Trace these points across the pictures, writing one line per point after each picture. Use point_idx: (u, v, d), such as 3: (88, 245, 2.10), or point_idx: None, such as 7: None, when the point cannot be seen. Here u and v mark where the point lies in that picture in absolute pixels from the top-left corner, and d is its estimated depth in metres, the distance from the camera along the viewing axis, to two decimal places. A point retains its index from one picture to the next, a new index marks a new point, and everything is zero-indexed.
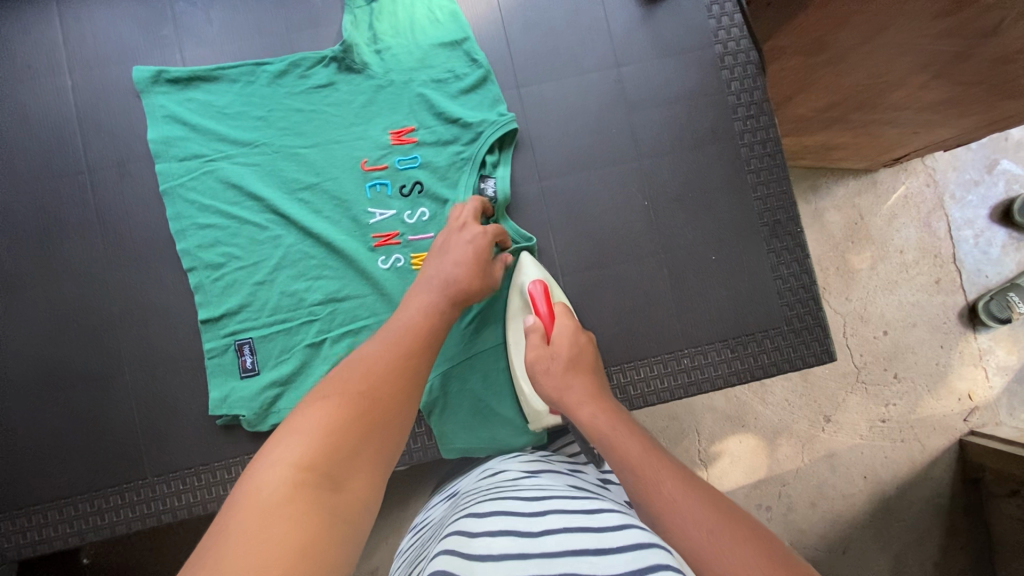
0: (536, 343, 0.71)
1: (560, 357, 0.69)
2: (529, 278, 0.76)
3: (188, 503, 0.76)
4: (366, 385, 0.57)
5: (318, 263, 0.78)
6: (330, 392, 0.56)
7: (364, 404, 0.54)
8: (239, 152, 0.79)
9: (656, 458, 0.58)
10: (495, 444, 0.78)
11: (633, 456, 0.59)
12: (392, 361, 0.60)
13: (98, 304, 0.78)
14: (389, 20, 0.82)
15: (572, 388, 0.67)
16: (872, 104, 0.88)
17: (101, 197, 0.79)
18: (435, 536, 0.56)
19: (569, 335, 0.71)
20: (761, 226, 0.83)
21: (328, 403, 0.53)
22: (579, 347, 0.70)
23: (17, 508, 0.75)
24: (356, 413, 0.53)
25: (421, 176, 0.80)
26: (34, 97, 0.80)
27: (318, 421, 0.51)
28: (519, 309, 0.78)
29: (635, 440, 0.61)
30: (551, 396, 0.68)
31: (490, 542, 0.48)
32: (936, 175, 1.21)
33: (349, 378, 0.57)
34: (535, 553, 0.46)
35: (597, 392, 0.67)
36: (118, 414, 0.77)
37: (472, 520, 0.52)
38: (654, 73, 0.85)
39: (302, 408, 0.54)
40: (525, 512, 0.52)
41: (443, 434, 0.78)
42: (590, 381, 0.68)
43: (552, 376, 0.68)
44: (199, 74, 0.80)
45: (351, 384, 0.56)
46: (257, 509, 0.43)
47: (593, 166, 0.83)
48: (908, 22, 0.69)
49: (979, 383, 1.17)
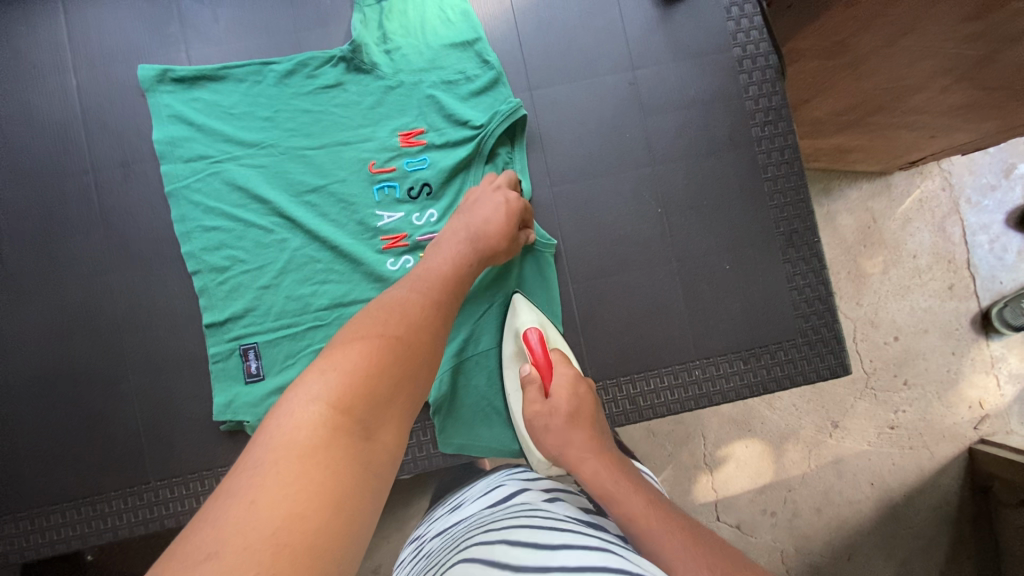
0: (535, 398, 0.69)
1: (560, 411, 0.67)
2: (526, 325, 0.75)
3: (192, 508, 0.75)
4: (399, 331, 0.55)
5: (325, 267, 0.77)
6: (365, 332, 0.54)
7: (399, 350, 0.53)
8: (245, 152, 0.78)
9: (659, 510, 0.57)
10: (496, 447, 0.77)
11: (637, 509, 0.57)
12: (427, 312, 0.59)
13: (102, 305, 0.77)
14: (400, 19, 0.80)
15: (573, 441, 0.65)
16: (892, 108, 0.86)
17: (105, 196, 0.78)
18: (446, 549, 0.55)
19: (568, 385, 0.69)
20: (776, 233, 0.81)
21: (363, 346, 0.52)
22: (578, 398, 0.68)
23: (20, 510, 0.75)
24: (391, 361, 0.52)
25: (430, 178, 0.79)
26: (39, 94, 0.78)
27: (352, 365, 0.50)
28: (514, 356, 0.76)
29: (639, 494, 0.59)
30: (554, 455, 0.67)
31: (506, 553, 0.47)
32: (952, 178, 1.18)
33: (384, 320, 0.56)
34: (553, 565, 0.45)
35: (597, 442, 0.65)
36: (121, 417, 0.76)
37: (488, 535, 0.51)
38: (670, 76, 0.82)
39: (337, 347, 0.52)
40: (543, 528, 0.51)
41: (444, 428, 0.77)
42: (591, 431, 0.66)
43: (552, 432, 0.66)
44: (204, 73, 0.78)
45: (389, 328, 0.55)
46: (291, 452, 0.42)
47: (605, 170, 0.81)
48: (934, 25, 0.66)
49: (991, 392, 1.15)
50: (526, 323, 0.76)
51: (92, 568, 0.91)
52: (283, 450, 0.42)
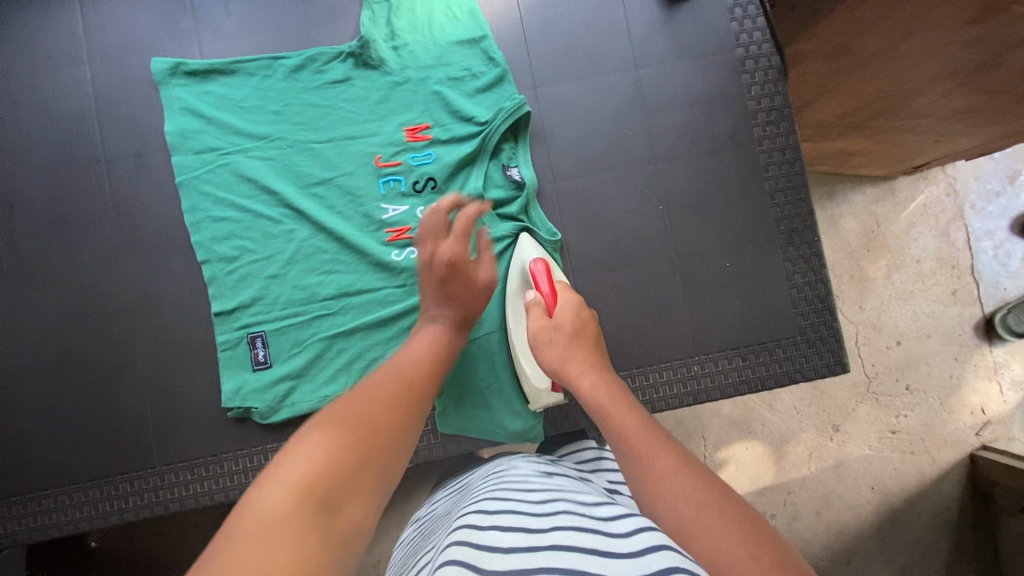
0: (539, 317, 0.72)
1: (562, 330, 0.70)
2: (531, 257, 0.77)
3: (196, 493, 0.77)
4: (368, 407, 0.52)
5: (331, 257, 0.79)
6: (329, 418, 0.50)
7: (364, 427, 0.49)
8: (255, 145, 0.79)
9: (656, 435, 0.57)
10: (496, 435, 0.78)
11: (628, 426, 0.59)
12: (393, 391, 0.55)
13: (113, 292, 0.79)
14: (407, 16, 0.81)
15: (574, 358, 0.68)
16: (895, 111, 0.86)
17: (118, 186, 0.80)
18: (442, 529, 0.56)
19: (572, 310, 0.72)
20: (777, 233, 0.82)
21: (327, 427, 0.47)
22: (581, 321, 0.71)
23: (29, 492, 0.77)
24: (359, 436, 0.48)
25: (435, 172, 0.80)
26: (54, 86, 0.80)
27: (323, 440, 0.45)
28: (518, 291, 0.78)
29: (635, 416, 0.60)
30: (553, 367, 0.69)
31: (500, 536, 0.47)
32: (956, 184, 1.18)
33: (346, 404, 0.52)
34: (546, 546, 0.46)
35: (597, 363, 0.68)
36: (130, 403, 0.78)
37: (481, 515, 0.52)
38: (674, 75, 0.83)
39: (300, 433, 0.48)
40: (536, 511, 0.52)
41: (445, 414, 0.79)
42: (591, 351, 0.69)
43: (554, 347, 0.69)
44: (216, 67, 0.80)
45: (353, 407, 0.51)
46: (251, 541, 0.36)
47: (609, 168, 0.82)
48: (936, 28, 0.67)
49: (993, 398, 1.15)
50: (529, 257, 0.77)
51: (98, 555, 0.92)
52: (246, 528, 0.36)
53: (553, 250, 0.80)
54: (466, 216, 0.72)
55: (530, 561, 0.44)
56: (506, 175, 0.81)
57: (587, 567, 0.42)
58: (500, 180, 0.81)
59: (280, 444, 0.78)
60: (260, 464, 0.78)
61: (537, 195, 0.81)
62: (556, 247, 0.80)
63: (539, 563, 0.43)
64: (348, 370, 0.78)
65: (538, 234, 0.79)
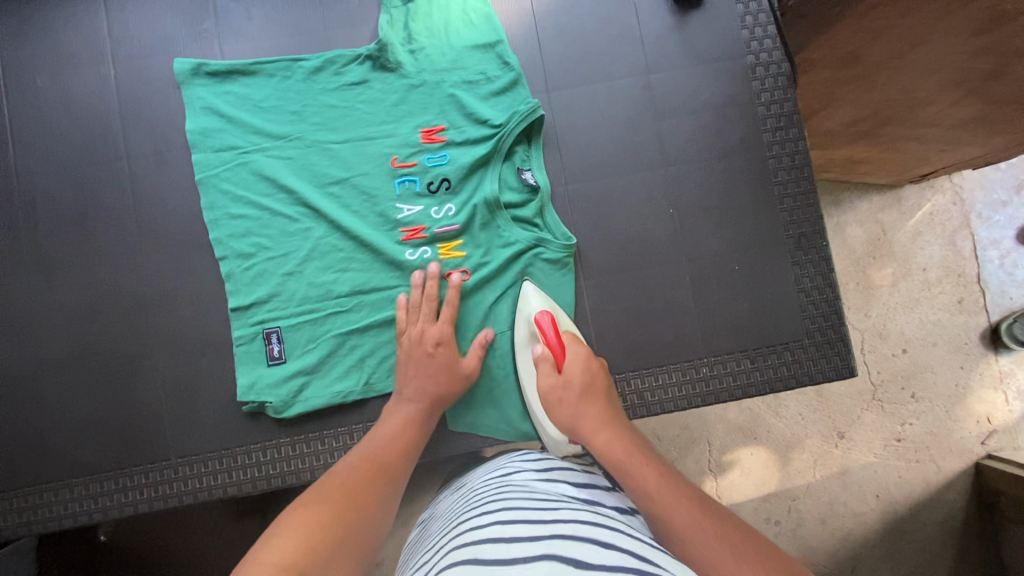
0: (549, 374, 0.73)
1: (573, 385, 0.71)
2: (536, 308, 0.77)
3: (209, 485, 0.78)
4: (342, 491, 0.62)
5: (346, 255, 0.80)
6: (311, 501, 0.61)
7: (339, 506, 0.60)
8: (273, 145, 0.81)
9: (672, 485, 0.60)
10: (506, 432, 0.79)
11: (650, 483, 0.60)
12: (366, 470, 0.66)
13: (132, 287, 0.80)
14: (424, 21, 0.83)
15: (587, 414, 0.69)
16: (902, 120, 0.88)
17: (139, 183, 0.81)
18: (447, 529, 0.58)
19: (582, 363, 0.73)
20: (786, 237, 0.83)
21: (306, 512, 0.58)
22: (591, 376, 0.72)
23: (45, 482, 0.78)
24: (333, 513, 0.59)
25: (450, 174, 0.81)
26: (78, 84, 0.82)
27: (300, 526, 0.56)
28: (525, 341, 0.78)
29: (651, 468, 0.62)
30: (566, 426, 0.70)
31: (505, 529, 0.51)
32: (963, 193, 1.19)
33: (325, 489, 0.63)
34: (547, 536, 0.49)
35: (609, 416, 0.69)
36: (146, 396, 0.79)
37: (485, 516, 0.55)
38: (685, 81, 0.85)
39: (286, 517, 0.59)
40: (539, 507, 0.55)
41: (456, 412, 0.79)
42: (603, 405, 0.70)
43: (566, 404, 0.70)
44: (237, 68, 0.81)
45: (328, 491, 0.62)
46: None
47: (620, 172, 0.84)
48: (943, 39, 0.69)
49: (999, 407, 1.15)
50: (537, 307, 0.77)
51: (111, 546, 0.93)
52: None
53: (565, 254, 0.81)
54: (448, 301, 0.78)
55: (531, 550, 0.47)
56: (519, 178, 0.82)
57: (586, 557, 0.46)
58: (514, 182, 0.83)
59: (293, 439, 0.79)
60: (273, 457, 0.79)
61: (550, 198, 0.83)
62: (567, 249, 0.81)
63: (540, 552, 0.46)
64: (362, 365, 0.79)
65: (550, 239, 0.81)
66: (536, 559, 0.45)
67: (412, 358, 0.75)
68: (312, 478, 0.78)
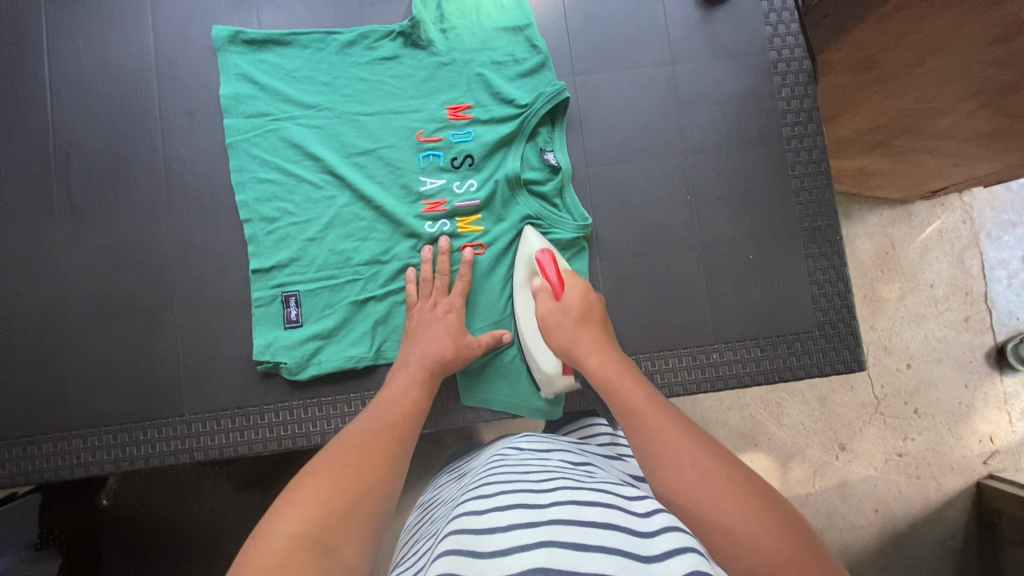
0: (545, 302, 0.73)
1: (571, 312, 0.71)
2: (536, 249, 0.78)
3: (221, 443, 0.79)
4: (353, 457, 0.58)
5: (367, 225, 0.82)
6: (323, 464, 0.57)
7: (353, 469, 0.56)
8: (304, 114, 0.83)
9: (659, 407, 0.58)
10: (516, 404, 0.80)
11: (638, 404, 0.59)
12: (380, 434, 0.63)
13: (157, 246, 0.82)
14: (457, 2, 0.86)
15: (583, 339, 0.69)
16: (916, 131, 0.89)
17: (170, 145, 0.83)
18: (446, 515, 0.58)
19: (580, 293, 0.73)
20: (801, 231, 0.84)
21: (317, 478, 0.54)
22: (589, 303, 0.72)
23: (60, 432, 0.79)
24: (348, 479, 0.55)
25: (473, 150, 0.83)
26: (118, 45, 0.84)
27: (313, 491, 0.52)
28: (525, 281, 0.79)
29: (641, 390, 0.61)
30: (562, 347, 0.70)
31: (499, 515, 0.51)
32: (973, 212, 1.20)
33: (339, 452, 0.59)
34: (543, 519, 0.49)
35: (605, 343, 0.69)
36: (164, 353, 0.81)
37: (480, 499, 0.55)
38: (707, 74, 0.87)
39: (296, 483, 0.54)
40: (534, 490, 0.55)
41: (467, 384, 0.80)
42: (599, 331, 0.70)
43: (563, 329, 0.70)
44: (273, 38, 0.84)
45: (341, 456, 0.58)
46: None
47: (640, 159, 0.85)
48: (963, 46, 0.71)
49: (1002, 427, 1.16)
50: (535, 248, 0.79)
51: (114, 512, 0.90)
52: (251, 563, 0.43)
53: (582, 235, 0.82)
54: (461, 275, 0.79)
55: (529, 536, 0.47)
56: (541, 158, 0.84)
57: (585, 540, 0.46)
58: (535, 161, 0.84)
59: (305, 402, 0.80)
60: (285, 419, 0.80)
61: (571, 179, 0.84)
62: (584, 229, 0.82)
63: (538, 537, 0.46)
64: (377, 333, 0.81)
65: (568, 218, 0.82)
66: (534, 546, 0.45)
67: (427, 321, 0.77)
68: (322, 441, 0.79)
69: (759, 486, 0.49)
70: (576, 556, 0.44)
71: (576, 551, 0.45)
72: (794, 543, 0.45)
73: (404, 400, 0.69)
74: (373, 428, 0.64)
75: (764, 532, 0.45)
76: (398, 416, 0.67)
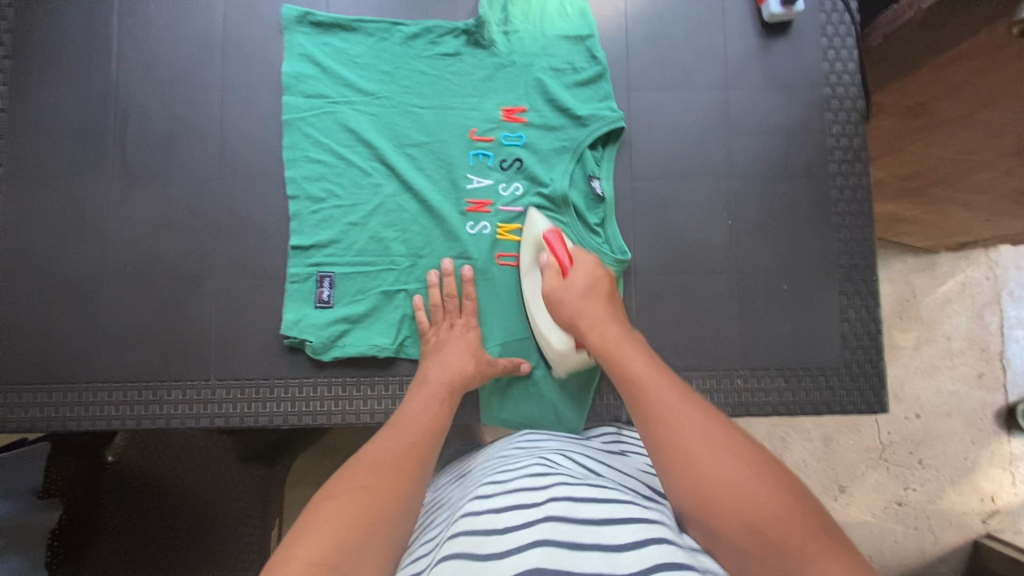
0: (554, 278, 0.76)
1: (575, 286, 0.74)
2: (543, 228, 0.81)
3: (242, 412, 0.80)
4: (372, 479, 0.57)
5: (410, 217, 0.83)
6: (345, 487, 0.56)
7: (371, 494, 0.54)
8: (361, 99, 0.84)
9: (659, 372, 0.61)
10: (535, 426, 0.81)
11: (638, 370, 0.62)
12: (402, 454, 0.61)
13: (201, 210, 0.83)
14: (522, 6, 0.87)
15: (587, 310, 0.72)
16: (953, 183, 0.89)
17: (226, 114, 0.85)
18: (448, 515, 0.58)
19: (587, 270, 0.76)
20: (835, 269, 0.85)
21: (335, 502, 0.53)
22: (595, 278, 0.75)
23: (86, 383, 0.80)
24: (370, 505, 0.53)
25: (522, 154, 0.85)
26: (188, 12, 0.86)
27: (333, 515, 0.51)
28: (534, 260, 0.81)
29: (640, 357, 0.64)
30: (567, 322, 0.74)
31: (498, 519, 0.50)
32: (997, 269, 1.20)
33: (359, 475, 0.57)
34: (540, 520, 0.49)
35: (612, 315, 0.71)
36: (196, 317, 0.82)
37: (480, 501, 0.54)
38: (760, 102, 0.88)
39: (317, 505, 0.53)
40: (530, 487, 0.55)
41: (489, 403, 0.81)
42: (606, 304, 0.73)
43: (566, 302, 0.74)
44: (340, 22, 0.85)
45: (361, 480, 0.56)
46: None
47: (682, 178, 0.86)
48: (1016, 101, 0.72)
49: (1005, 488, 1.15)
50: (542, 229, 0.81)
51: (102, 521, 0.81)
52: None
53: (619, 268, 0.83)
54: (468, 295, 0.80)
55: (525, 539, 0.47)
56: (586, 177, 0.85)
57: (581, 538, 0.46)
58: (581, 178, 0.85)
59: (330, 382, 0.81)
60: (308, 396, 0.81)
61: (614, 206, 0.85)
62: (620, 263, 0.83)
63: (537, 539, 0.46)
64: (404, 327, 0.82)
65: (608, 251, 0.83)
66: (531, 547, 0.46)
67: (455, 340, 0.78)
68: (341, 421, 0.80)
69: (764, 457, 0.50)
70: (573, 553, 0.45)
71: (573, 549, 0.45)
72: (805, 529, 0.44)
73: (425, 420, 0.68)
74: (394, 449, 0.62)
75: (784, 517, 0.45)
76: (418, 435, 0.65)
